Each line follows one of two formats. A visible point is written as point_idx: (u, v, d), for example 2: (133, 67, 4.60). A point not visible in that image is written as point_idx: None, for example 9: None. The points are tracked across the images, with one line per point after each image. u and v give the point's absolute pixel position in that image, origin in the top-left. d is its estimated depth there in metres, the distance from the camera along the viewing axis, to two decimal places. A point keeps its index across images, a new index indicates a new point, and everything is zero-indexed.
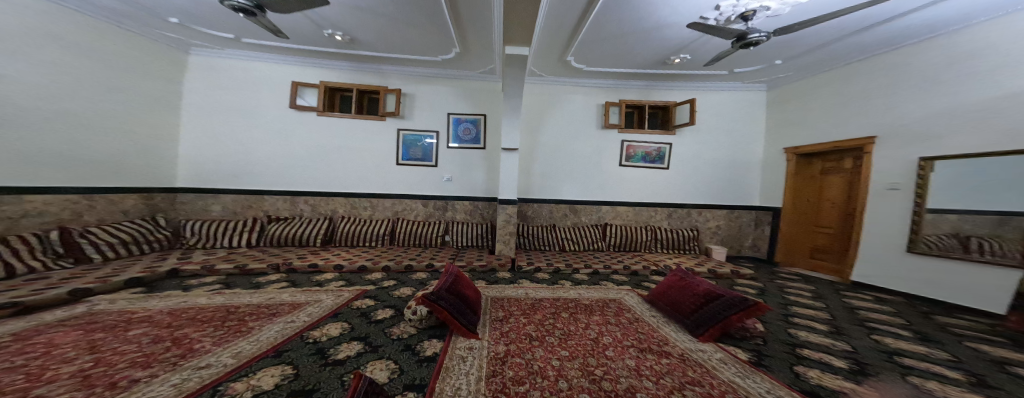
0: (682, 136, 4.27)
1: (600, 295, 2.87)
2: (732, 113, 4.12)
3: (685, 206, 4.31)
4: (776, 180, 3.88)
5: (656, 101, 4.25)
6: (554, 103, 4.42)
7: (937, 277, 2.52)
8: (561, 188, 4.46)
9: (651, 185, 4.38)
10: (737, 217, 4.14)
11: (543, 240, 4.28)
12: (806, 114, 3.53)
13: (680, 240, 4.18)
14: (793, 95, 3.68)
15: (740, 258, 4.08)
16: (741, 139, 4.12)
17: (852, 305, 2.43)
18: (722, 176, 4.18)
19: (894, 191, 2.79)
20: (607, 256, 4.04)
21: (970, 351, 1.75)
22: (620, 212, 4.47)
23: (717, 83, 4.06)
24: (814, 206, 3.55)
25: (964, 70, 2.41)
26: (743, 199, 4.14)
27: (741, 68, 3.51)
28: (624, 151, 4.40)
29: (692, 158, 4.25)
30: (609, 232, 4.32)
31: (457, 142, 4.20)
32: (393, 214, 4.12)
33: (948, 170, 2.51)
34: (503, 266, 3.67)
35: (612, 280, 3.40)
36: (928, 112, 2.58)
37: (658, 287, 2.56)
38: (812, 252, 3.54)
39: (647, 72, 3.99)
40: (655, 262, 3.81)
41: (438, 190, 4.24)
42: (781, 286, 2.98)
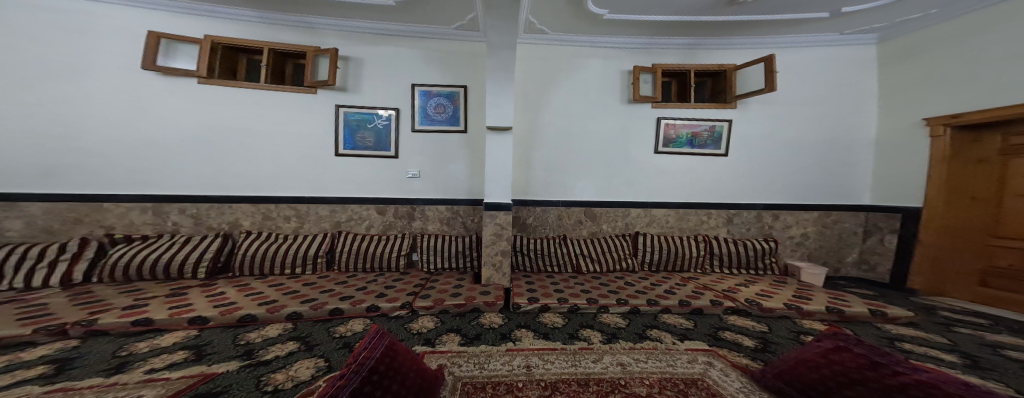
0: (745, 109, 3.12)
1: (665, 374, 1.63)
2: (817, 76, 3.05)
3: (754, 208, 3.12)
4: (903, 169, 2.79)
5: (703, 65, 3.12)
6: (566, 73, 3.20)
7: None
8: (574, 185, 3.18)
9: (698, 178, 3.16)
10: (836, 222, 3.04)
11: (551, 260, 2.95)
12: (973, 68, 2.39)
13: (750, 256, 2.91)
14: (935, 44, 2.60)
15: (841, 281, 2.98)
16: (840, 110, 3.03)
17: None
18: (807, 165, 3.08)
19: None
20: (646, 281, 2.72)
21: None
22: (656, 217, 3.16)
23: (796, 39, 2.99)
24: (987, 207, 2.42)
25: None
26: (846, 197, 3.05)
27: (851, 7, 2.48)
28: (662, 133, 3.17)
29: (762, 139, 3.11)
30: (646, 246, 3.00)
31: (424, 123, 2.96)
32: (333, 226, 2.86)
33: None
34: (491, 307, 2.34)
35: (668, 329, 2.09)
36: None
37: (818, 376, 1.30)
38: (985, 278, 2.42)
39: (698, 21, 2.81)
40: (724, 293, 2.46)
41: (399, 190, 2.98)
42: (991, 349, 1.67)
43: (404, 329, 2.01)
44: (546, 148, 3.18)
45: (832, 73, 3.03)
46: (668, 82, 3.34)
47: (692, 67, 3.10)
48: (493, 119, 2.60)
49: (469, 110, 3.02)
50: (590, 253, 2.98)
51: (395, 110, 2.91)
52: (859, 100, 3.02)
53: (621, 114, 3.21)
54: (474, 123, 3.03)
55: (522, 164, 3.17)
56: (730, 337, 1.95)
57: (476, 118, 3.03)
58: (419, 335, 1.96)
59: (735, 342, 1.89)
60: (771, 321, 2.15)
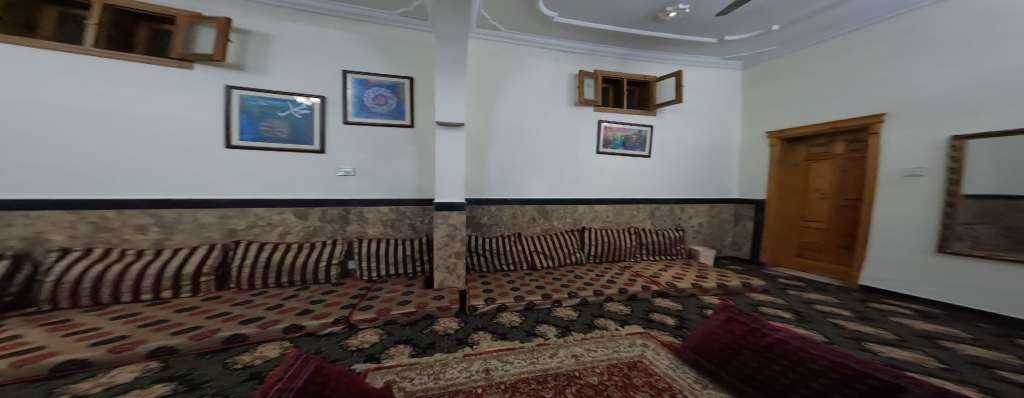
0: (663, 117, 3.65)
1: (612, 360, 1.82)
2: (711, 96, 3.78)
3: (668, 203, 3.72)
4: (757, 171, 3.73)
5: (636, 75, 3.48)
6: (516, 69, 3.15)
7: (973, 282, 2.25)
8: (526, 183, 3.23)
9: (631, 177, 3.59)
10: (718, 212, 3.87)
11: (506, 259, 2.98)
12: (795, 94, 3.34)
13: (666, 244, 3.50)
14: (777, 74, 3.52)
15: (724, 259, 3.85)
16: (723, 123, 3.83)
17: (925, 333, 1.98)
18: (704, 167, 3.82)
19: (915, 178, 2.53)
20: (592, 273, 3.00)
21: None
22: (600, 213, 3.49)
23: (694, 58, 3.63)
24: (799, 195, 3.42)
25: (984, 35, 2.19)
26: (723, 191, 3.90)
27: (732, 36, 3.13)
28: (602, 134, 3.46)
29: (675, 143, 3.70)
30: (591, 239, 3.30)
31: (361, 116, 2.61)
32: (222, 236, 2.34)
33: (981, 150, 2.24)
34: (445, 312, 2.22)
35: (614, 317, 2.35)
36: (951, 85, 2.34)
37: (720, 344, 1.66)
38: (800, 250, 3.42)
39: (630, 34, 3.12)
40: (650, 278, 2.90)
41: (330, 191, 2.59)
42: (806, 302, 2.47)
43: (339, 347, 1.74)
44: (488, 143, 3.09)
45: (718, 93, 3.81)
46: (607, 87, 3.63)
47: (626, 76, 3.43)
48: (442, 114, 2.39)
49: (415, 102, 2.73)
50: (543, 250, 3.11)
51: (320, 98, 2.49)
52: (729, 118, 3.86)
53: (567, 116, 3.35)
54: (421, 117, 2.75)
55: (474, 160, 3.06)
56: (658, 318, 2.33)
57: (424, 112, 2.75)
58: (360, 351, 1.73)
59: (661, 322, 2.26)
60: (683, 299, 2.64)
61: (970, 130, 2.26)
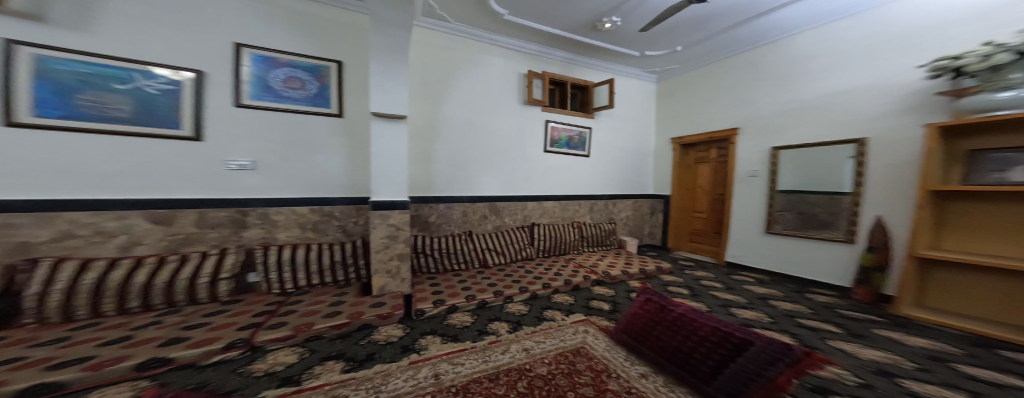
0: (599, 121, 3.99)
1: (558, 350, 1.80)
2: (636, 105, 4.31)
3: (603, 198, 4.11)
4: (663, 171, 4.40)
5: (577, 79, 3.70)
6: (458, 59, 2.97)
7: (790, 254, 3.09)
8: (478, 180, 3.15)
9: (574, 174, 3.83)
10: (640, 207, 4.42)
11: (456, 258, 2.86)
12: (688, 107, 4.04)
13: (601, 236, 3.86)
14: (676, 88, 4.19)
15: (646, 247, 4.45)
16: (642, 127, 4.39)
17: (762, 295, 2.64)
18: (630, 167, 4.33)
19: (752, 178, 3.40)
20: (541, 267, 3.11)
21: (897, 344, 1.82)
22: (547, 209, 3.65)
23: (620, 68, 4.07)
24: (687, 193, 4.16)
25: (798, 72, 3.00)
26: (642, 188, 4.48)
27: (651, 51, 3.60)
28: (549, 134, 3.59)
29: (608, 145, 4.09)
30: (539, 234, 3.41)
31: (257, 98, 2.22)
32: (6, 252, 1.68)
33: (789, 159, 3.10)
34: (386, 320, 1.98)
35: (563, 308, 2.46)
36: (777, 108, 3.17)
37: (638, 323, 1.84)
38: (692, 236, 4.14)
39: (573, 40, 3.30)
40: (590, 268, 3.17)
41: (228, 190, 2.18)
42: (696, 279, 3.06)
43: (234, 377, 1.38)
44: (423, 135, 2.84)
45: (639, 101, 4.34)
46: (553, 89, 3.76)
47: (570, 79, 3.60)
48: (376, 104, 2.10)
49: (344, 89, 2.49)
50: (494, 247, 3.09)
51: (197, 74, 2.05)
52: (645, 125, 4.42)
53: (512, 111, 3.33)
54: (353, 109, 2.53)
55: (419, 154, 2.84)
56: (596, 305, 2.54)
57: (354, 103, 2.54)
58: (271, 376, 1.41)
59: (599, 308, 2.47)
60: (615, 285, 2.97)
61: (786, 143, 3.11)
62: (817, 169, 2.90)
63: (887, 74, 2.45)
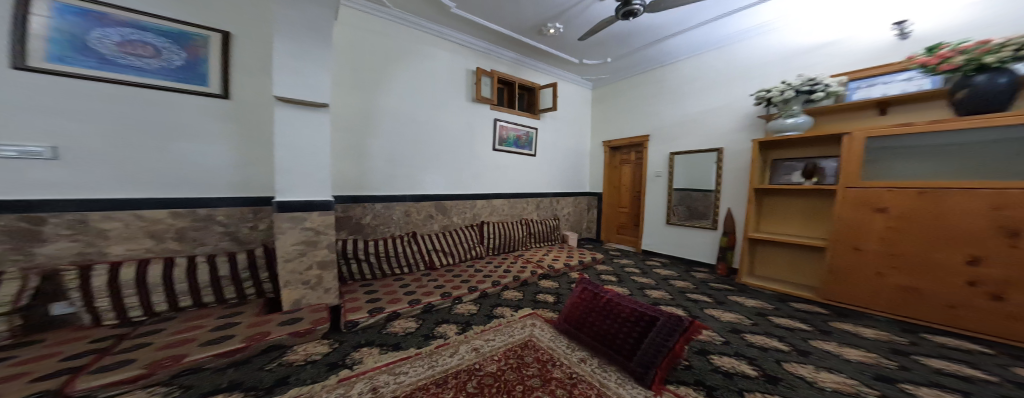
0: (545, 121, 4.16)
1: (507, 346, 1.80)
2: (575, 109, 4.62)
3: (548, 195, 4.31)
4: (596, 170, 4.83)
5: (525, 80, 3.78)
6: (395, 45, 2.73)
7: (682, 241, 3.71)
8: (424, 178, 3.00)
9: (521, 172, 3.92)
10: (580, 203, 4.77)
11: (399, 262, 2.65)
12: (613, 115, 4.51)
13: (547, 232, 4.05)
14: (605, 96, 4.62)
15: (586, 240, 4.82)
16: (580, 129, 4.72)
17: (665, 276, 3.09)
18: (570, 166, 4.63)
19: (657, 178, 3.95)
20: (491, 265, 3.11)
21: (741, 306, 2.33)
22: (496, 207, 3.66)
23: (561, 73, 4.31)
24: (614, 191, 4.65)
25: (689, 90, 3.60)
26: (581, 186, 4.83)
27: (588, 60, 3.89)
28: (498, 133, 3.60)
29: (552, 145, 4.30)
30: (489, 231, 3.41)
31: (61, 60, 1.64)
32: None
33: (683, 162, 3.67)
34: (304, 337, 1.70)
35: (510, 304, 2.48)
36: (674, 119, 3.75)
37: (571, 309, 1.98)
38: (619, 228, 4.62)
39: (520, 42, 3.36)
40: (537, 263, 3.30)
41: (20, 186, 1.58)
42: (621, 266, 3.46)
43: None
44: (353, 128, 2.54)
45: (577, 106, 4.65)
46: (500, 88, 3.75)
47: (518, 80, 3.65)
48: (285, 86, 1.77)
49: (232, 68, 2.09)
50: (441, 248, 2.96)
51: None
52: (581, 127, 4.75)
53: (453, 105, 3.18)
54: (244, 92, 2.14)
55: (347, 149, 2.52)
56: (542, 298, 2.63)
57: (245, 85, 2.14)
58: None
59: (545, 302, 2.57)
60: (558, 277, 3.12)
61: (680, 149, 3.70)
62: (699, 174, 3.53)
63: (737, 99, 3.20)
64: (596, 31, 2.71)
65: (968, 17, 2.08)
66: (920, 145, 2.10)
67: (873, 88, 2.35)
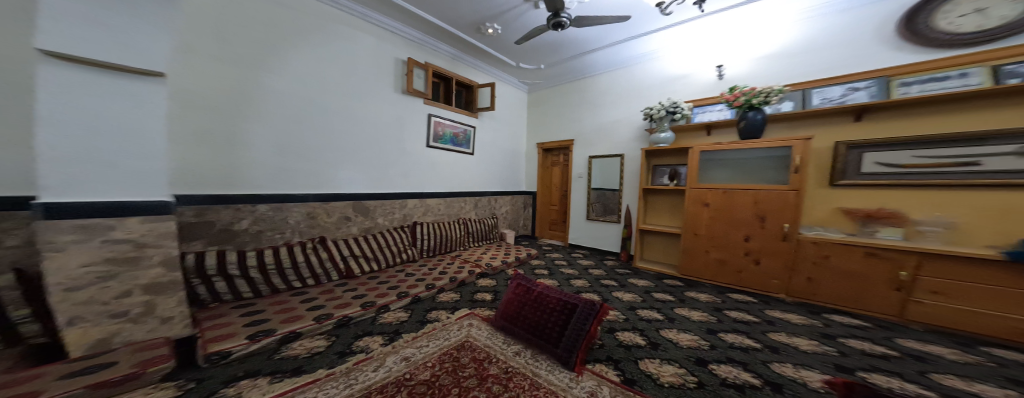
0: (483, 120, 4.18)
1: (442, 349, 1.74)
2: (512, 111, 4.77)
3: (485, 195, 4.35)
4: (530, 171, 5.07)
5: (463, 77, 3.73)
6: (285, 18, 2.33)
7: (598, 234, 4.18)
8: (334, 175, 2.69)
9: (458, 171, 3.88)
10: (517, 202, 4.95)
11: (297, 273, 2.26)
12: (542, 119, 4.84)
13: (485, 230, 4.08)
14: (539, 100, 4.88)
15: (523, 237, 5.02)
16: (516, 130, 4.87)
17: (587, 266, 3.45)
18: (507, 166, 4.76)
19: (580, 178, 4.37)
20: (424, 268, 2.97)
21: (636, 287, 2.76)
22: (430, 207, 3.54)
23: (499, 73, 4.39)
24: (545, 190, 4.97)
25: (602, 101, 4.08)
26: (517, 185, 5.01)
27: (525, 63, 4.04)
28: (432, 129, 3.47)
29: (489, 144, 4.34)
30: (425, 231, 3.29)
31: None
32: None
33: (599, 165, 4.13)
34: (123, 387, 1.20)
35: (446, 306, 2.37)
36: (591, 126, 4.20)
37: (504, 304, 2.05)
38: (551, 224, 4.95)
39: (459, 37, 3.31)
40: (475, 262, 3.29)
41: None
42: (552, 260, 3.72)
43: None
44: (219, 109, 2.07)
45: (513, 108, 4.80)
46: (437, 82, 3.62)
47: (455, 76, 3.58)
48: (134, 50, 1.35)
49: None
50: (361, 253, 2.71)
51: None
52: (517, 128, 4.90)
53: (371, 96, 2.90)
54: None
55: (207, 135, 2.03)
56: (481, 297, 2.60)
57: None
58: None
59: (484, 300, 2.53)
60: (497, 275, 3.16)
61: (597, 153, 4.15)
62: (608, 175, 4.05)
63: (631, 115, 3.80)
64: (529, 37, 2.83)
65: (749, 70, 2.97)
66: (732, 157, 2.88)
67: (705, 114, 3.16)
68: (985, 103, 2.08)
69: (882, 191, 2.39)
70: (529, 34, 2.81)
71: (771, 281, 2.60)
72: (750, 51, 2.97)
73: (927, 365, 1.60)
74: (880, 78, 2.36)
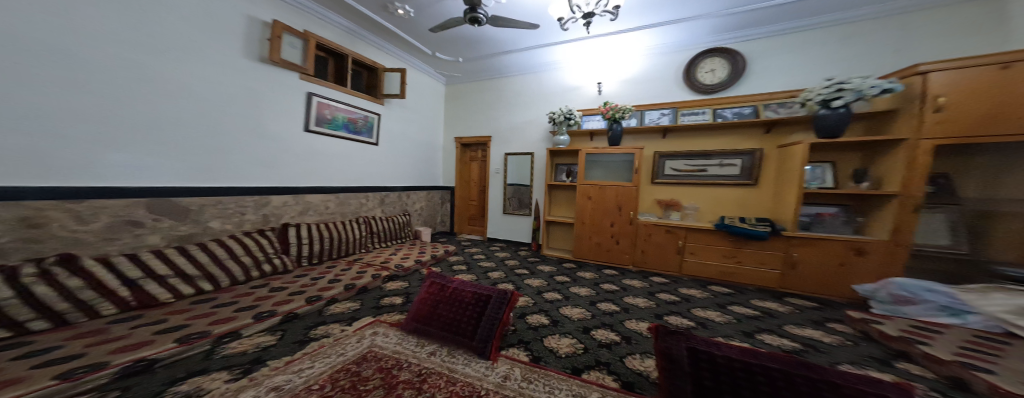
0: (390, 108, 3.81)
1: (336, 366, 1.51)
2: (427, 102, 4.53)
3: (395, 190, 4.01)
4: (449, 166, 4.94)
5: (362, 57, 3.33)
6: None
7: (515, 228, 4.43)
8: (108, 161, 1.83)
9: (354, 162, 3.42)
10: (433, 197, 4.74)
11: (34, 308, 1.41)
12: (457, 113, 4.79)
13: (394, 229, 3.76)
14: (456, 94, 4.79)
15: (439, 234, 4.86)
16: (431, 124, 4.65)
17: (504, 258, 3.62)
18: (422, 159, 4.51)
19: (497, 174, 4.52)
20: (311, 276, 2.48)
21: (544, 273, 3.05)
22: (312, 204, 2.99)
23: (413, 60, 4.11)
24: (463, 185, 4.94)
25: (514, 102, 4.33)
26: (434, 180, 4.81)
27: (441, 54, 3.88)
28: (314, 111, 2.95)
29: (399, 134, 4.00)
30: (304, 234, 2.73)
31: None
32: None
33: (516, 161, 4.35)
34: None
35: (334, 319, 2.00)
36: (505, 125, 4.39)
37: (416, 306, 1.97)
38: (470, 219, 4.97)
39: (359, 11, 2.92)
40: (381, 266, 2.96)
41: None
42: (471, 255, 3.75)
43: None
44: None
45: (429, 99, 4.56)
46: (325, 58, 3.14)
47: (350, 53, 3.18)
48: None
49: None
50: (175, 273, 1.90)
51: None
52: (433, 121, 4.68)
53: (170, 49, 2.04)
54: None
55: None
56: (388, 301, 2.34)
57: None
58: None
59: (391, 305, 2.30)
60: (409, 276, 2.93)
61: (512, 150, 4.36)
62: (522, 172, 4.32)
63: (538, 118, 4.14)
64: (447, 27, 2.74)
65: (617, 91, 3.66)
66: (604, 159, 3.47)
67: (591, 122, 3.68)
68: (705, 133, 3.23)
69: (673, 187, 3.38)
70: (444, 24, 2.70)
71: (616, 257, 3.35)
72: (617, 73, 3.65)
73: (721, 309, 2.26)
74: (671, 109, 3.31)
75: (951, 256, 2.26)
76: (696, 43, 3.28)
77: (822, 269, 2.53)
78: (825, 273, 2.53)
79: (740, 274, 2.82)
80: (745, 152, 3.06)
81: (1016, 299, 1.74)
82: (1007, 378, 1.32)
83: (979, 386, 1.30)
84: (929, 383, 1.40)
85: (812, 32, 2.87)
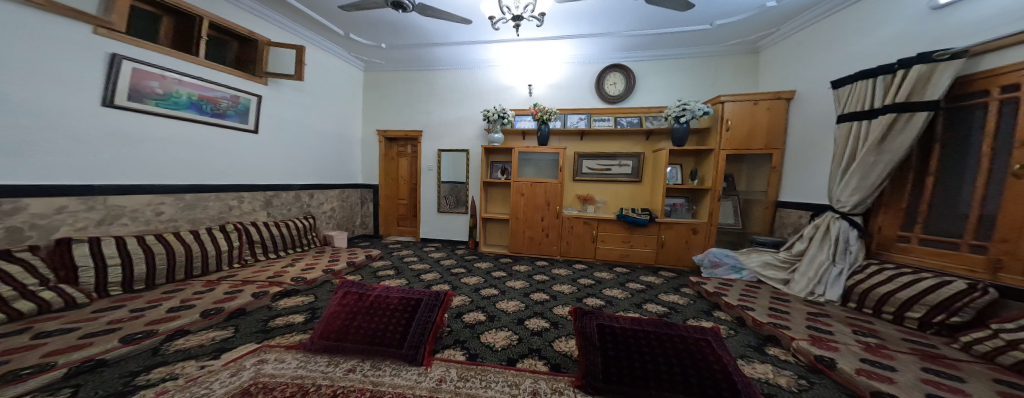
0: (276, 89, 3.21)
1: None
2: (338, 88, 4.01)
3: (291, 189, 3.43)
4: (372, 161, 4.48)
5: (228, 23, 2.73)
6: None
7: (449, 226, 4.34)
8: None
9: (219, 154, 2.76)
10: (347, 197, 4.22)
11: None
12: (378, 103, 4.39)
13: (295, 234, 3.21)
14: (377, 82, 4.38)
15: (357, 239, 4.36)
16: (344, 114, 4.14)
17: (438, 258, 3.52)
18: (331, 153, 3.98)
19: (430, 171, 4.33)
20: (173, 302, 1.89)
21: (482, 270, 3.10)
22: (114, 210, 2.14)
23: (316, 39, 3.59)
24: (389, 181, 4.59)
25: (444, 97, 4.22)
26: (350, 177, 4.30)
27: (356, 36, 3.48)
28: (136, 84, 2.21)
29: (292, 123, 3.42)
30: (110, 253, 1.97)
31: None
32: None
33: (450, 158, 4.25)
34: None
35: (185, 357, 1.50)
36: (435, 121, 4.24)
37: (323, 320, 1.72)
38: (398, 220, 4.64)
39: None
40: (269, 281, 2.34)
41: None
42: (400, 258, 3.53)
43: None
44: None
45: (341, 85, 4.05)
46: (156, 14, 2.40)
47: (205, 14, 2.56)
48: None
49: None
50: None
51: None
52: (346, 110, 4.16)
53: None
54: None
55: None
56: (281, 322, 1.91)
57: None
58: None
59: (286, 325, 1.89)
60: (315, 289, 2.47)
61: (445, 147, 4.25)
62: (456, 170, 4.25)
63: (472, 116, 4.15)
64: (362, 7, 2.48)
65: (547, 95, 3.95)
66: (534, 158, 3.72)
67: (525, 121, 3.86)
68: (606, 137, 3.78)
69: (591, 184, 3.85)
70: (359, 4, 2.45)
71: (536, 246, 3.66)
72: (547, 78, 3.94)
73: (619, 287, 2.70)
74: (586, 114, 3.73)
75: (732, 230, 3.26)
76: (601, 59, 3.79)
77: (674, 246, 3.30)
78: (676, 249, 3.30)
79: (624, 254, 3.44)
80: (630, 155, 3.72)
81: (762, 257, 2.66)
82: (758, 311, 1.99)
83: (748, 320, 1.93)
84: (729, 324, 2.01)
85: (684, 59, 3.62)
